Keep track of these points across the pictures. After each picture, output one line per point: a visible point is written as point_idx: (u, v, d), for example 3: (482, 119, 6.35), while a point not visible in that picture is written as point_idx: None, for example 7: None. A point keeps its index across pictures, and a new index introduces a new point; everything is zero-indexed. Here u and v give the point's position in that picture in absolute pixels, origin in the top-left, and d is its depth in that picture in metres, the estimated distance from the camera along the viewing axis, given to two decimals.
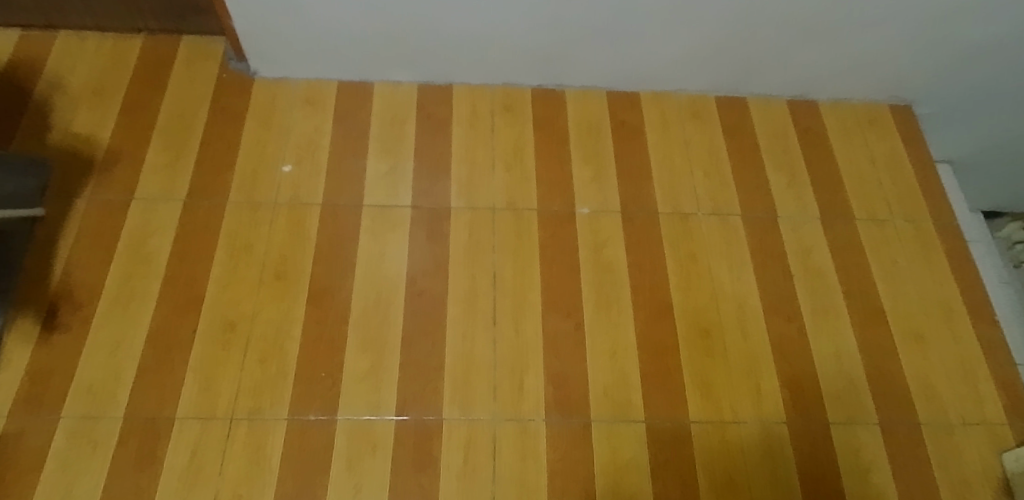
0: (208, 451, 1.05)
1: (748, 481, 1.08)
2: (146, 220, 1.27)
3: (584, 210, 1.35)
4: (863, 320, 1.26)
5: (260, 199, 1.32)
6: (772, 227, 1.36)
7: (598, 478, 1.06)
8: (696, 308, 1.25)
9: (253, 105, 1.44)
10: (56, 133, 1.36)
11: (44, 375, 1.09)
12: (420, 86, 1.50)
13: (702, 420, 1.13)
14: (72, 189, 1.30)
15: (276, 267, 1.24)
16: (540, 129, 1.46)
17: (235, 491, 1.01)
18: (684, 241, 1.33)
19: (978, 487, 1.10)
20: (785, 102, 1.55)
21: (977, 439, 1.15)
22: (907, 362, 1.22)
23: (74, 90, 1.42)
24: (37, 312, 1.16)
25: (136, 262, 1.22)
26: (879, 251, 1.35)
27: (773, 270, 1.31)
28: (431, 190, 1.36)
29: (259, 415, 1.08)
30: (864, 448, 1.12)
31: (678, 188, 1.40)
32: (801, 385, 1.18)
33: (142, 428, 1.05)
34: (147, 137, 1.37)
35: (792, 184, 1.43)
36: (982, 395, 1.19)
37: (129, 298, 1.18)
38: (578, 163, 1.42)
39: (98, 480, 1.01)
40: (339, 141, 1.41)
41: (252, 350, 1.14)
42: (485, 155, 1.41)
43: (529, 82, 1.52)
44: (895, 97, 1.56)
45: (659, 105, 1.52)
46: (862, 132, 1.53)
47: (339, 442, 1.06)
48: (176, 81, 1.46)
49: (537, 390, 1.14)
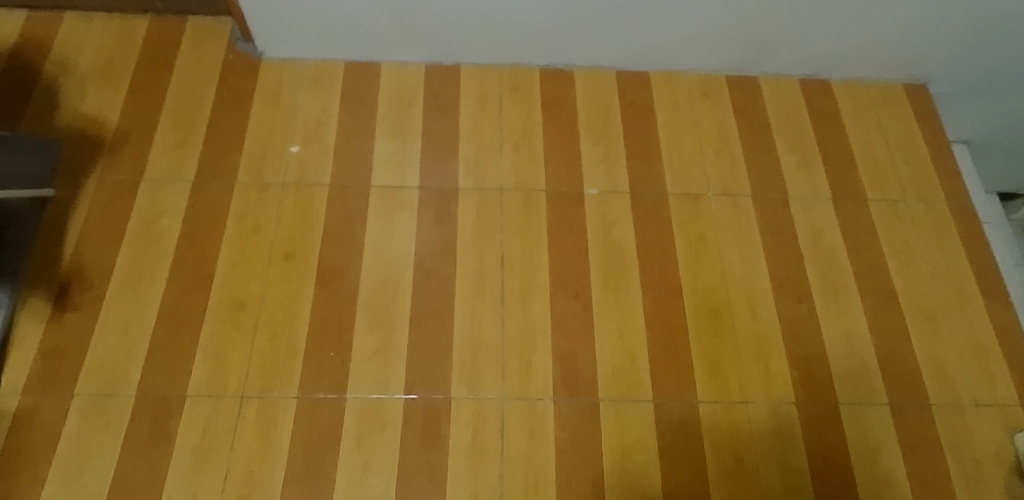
0: (219, 429, 1.06)
1: (756, 461, 1.08)
2: (155, 201, 1.28)
3: (592, 190, 1.34)
4: (875, 301, 1.25)
5: (268, 180, 1.32)
6: (783, 207, 1.35)
7: (607, 457, 1.07)
8: (705, 289, 1.24)
9: (260, 86, 1.44)
10: (65, 114, 1.36)
11: (56, 353, 1.11)
12: (427, 66, 1.49)
13: (711, 400, 1.13)
14: (81, 170, 1.30)
15: (285, 248, 1.24)
16: (549, 109, 1.45)
17: (246, 468, 1.02)
18: (693, 222, 1.32)
19: (989, 468, 1.09)
20: (797, 81, 1.53)
21: (988, 420, 1.14)
22: (918, 343, 1.21)
23: (81, 71, 1.42)
24: (48, 291, 1.17)
25: (146, 242, 1.23)
26: (891, 231, 1.34)
27: (783, 251, 1.30)
28: (439, 170, 1.35)
29: (269, 393, 1.09)
30: (873, 429, 1.12)
31: (688, 169, 1.39)
32: (811, 365, 1.17)
33: (154, 406, 1.07)
34: (155, 118, 1.37)
35: (803, 164, 1.41)
36: (994, 376, 1.18)
37: (139, 278, 1.19)
38: (586, 144, 1.41)
39: (112, 456, 1.02)
40: (346, 122, 1.40)
41: (261, 330, 1.15)
42: (493, 136, 1.40)
43: (536, 62, 1.50)
44: (909, 76, 1.54)
45: (668, 85, 1.50)
46: (876, 112, 1.50)
47: (348, 421, 1.07)
48: (183, 62, 1.45)
49: (545, 369, 1.14)
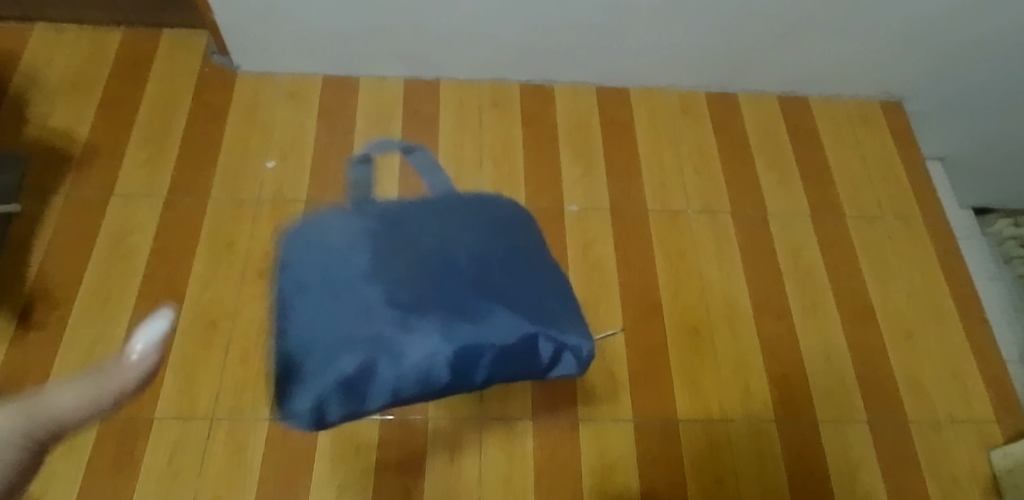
0: (188, 452, 1.02)
1: (736, 481, 1.07)
2: (125, 216, 1.25)
3: (573, 207, 1.34)
4: (853, 318, 1.25)
5: (243, 196, 1.29)
6: (762, 224, 1.35)
7: (586, 479, 1.05)
8: (686, 307, 1.24)
9: (236, 100, 1.42)
10: (33, 127, 1.33)
11: (18, 375, 1.07)
12: (407, 81, 1.48)
13: (691, 419, 1.12)
14: (49, 185, 1.27)
15: (259, 265, 1.22)
16: (529, 125, 1.44)
17: (214, 493, 0.99)
18: (673, 239, 1.31)
19: (967, 486, 1.09)
20: (776, 98, 1.54)
21: (966, 437, 1.14)
22: (896, 360, 1.21)
23: (51, 83, 1.39)
24: (12, 310, 1.13)
25: (115, 259, 1.20)
26: (869, 248, 1.35)
27: (763, 268, 1.30)
28: (418, 186, 1.34)
29: (240, 415, 1.06)
30: (853, 447, 1.11)
31: (668, 185, 1.39)
32: (790, 383, 1.17)
33: (120, 429, 1.03)
34: (127, 132, 1.35)
35: (782, 181, 1.42)
36: (971, 394, 1.19)
37: (107, 297, 1.16)
38: (567, 159, 1.40)
39: (74, 483, 0.98)
40: (324, 136, 1.39)
41: (233, 350, 1.12)
42: (473, 152, 1.39)
43: (517, 77, 1.50)
44: (885, 94, 1.56)
45: (649, 101, 1.51)
46: (853, 129, 1.52)
47: (322, 443, 1.04)
48: (157, 75, 1.43)
49: (525, 389, 1.12)
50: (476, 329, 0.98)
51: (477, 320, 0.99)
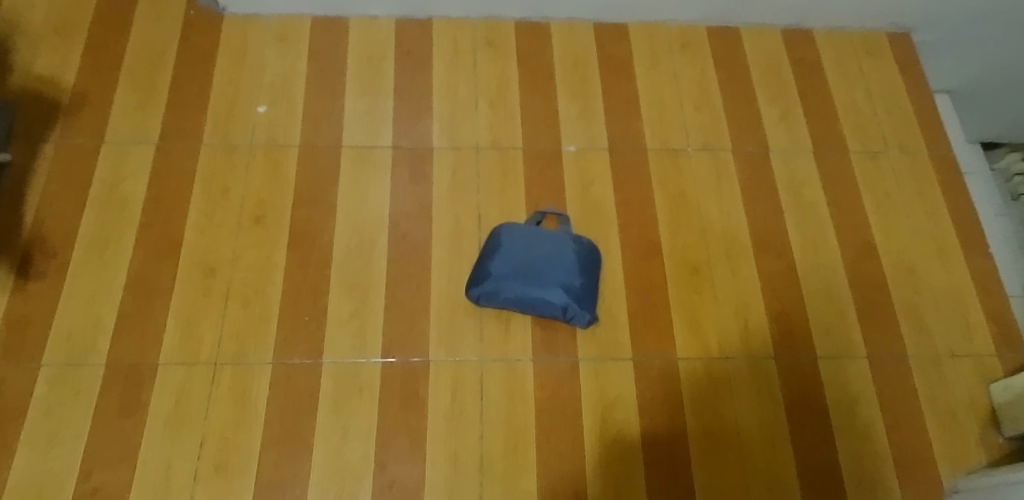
0: (194, 395, 1.04)
1: (736, 416, 1.08)
2: (118, 165, 1.23)
3: (571, 147, 1.31)
4: (854, 254, 1.24)
5: (236, 141, 1.27)
6: (764, 161, 1.33)
7: (586, 416, 1.06)
8: (686, 246, 1.23)
9: (224, 44, 1.38)
10: (18, 76, 1.30)
11: (21, 323, 1.07)
12: (398, 20, 1.44)
13: (690, 357, 1.12)
14: (39, 134, 1.25)
15: (255, 212, 1.21)
16: (525, 64, 1.40)
17: (221, 435, 1.01)
18: (673, 178, 1.29)
19: (964, 417, 1.10)
20: (779, 31, 1.50)
21: (965, 370, 1.14)
22: (897, 295, 1.21)
23: (33, 30, 1.35)
24: (11, 260, 1.13)
25: (110, 208, 1.19)
26: (872, 184, 1.32)
27: (764, 206, 1.28)
28: (413, 129, 1.32)
29: (243, 359, 1.07)
30: (852, 381, 1.12)
31: (668, 123, 1.36)
32: (790, 319, 1.17)
33: (125, 374, 1.04)
34: (114, 79, 1.32)
35: (785, 117, 1.38)
36: (972, 327, 1.19)
37: (104, 245, 1.15)
38: (564, 99, 1.37)
39: (83, 426, 1.00)
40: (315, 80, 1.36)
41: (233, 296, 1.12)
42: (468, 93, 1.36)
43: (512, 14, 1.45)
44: (892, 24, 1.51)
45: (648, 36, 1.46)
46: (859, 62, 1.47)
47: (325, 386, 1.06)
48: (142, 20, 1.39)
49: (524, 330, 1.13)
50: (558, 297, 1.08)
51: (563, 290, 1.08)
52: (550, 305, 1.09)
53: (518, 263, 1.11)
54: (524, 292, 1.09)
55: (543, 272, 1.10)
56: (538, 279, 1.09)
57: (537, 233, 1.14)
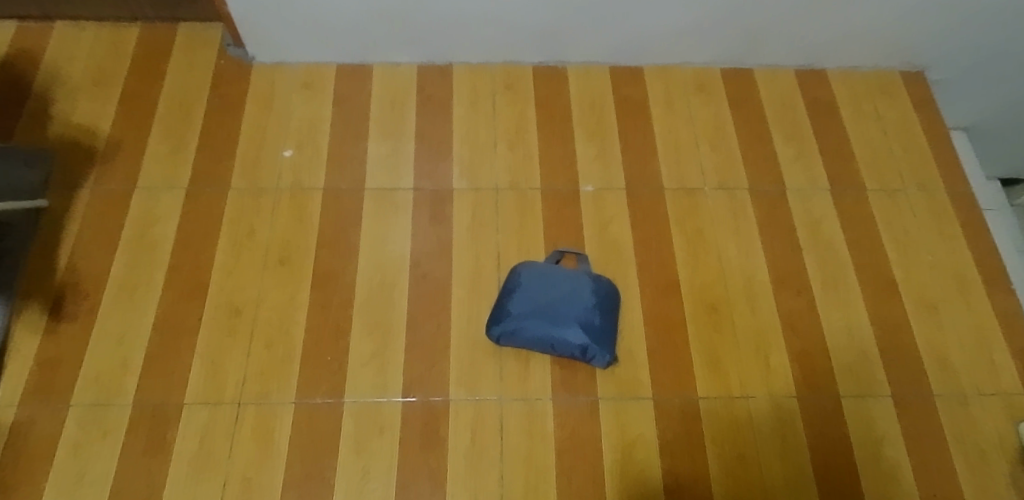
0: (217, 435, 1.05)
1: (759, 459, 1.07)
2: (150, 208, 1.28)
3: (589, 188, 1.33)
4: (874, 292, 1.24)
5: (262, 185, 1.31)
6: (780, 199, 1.34)
7: (607, 457, 1.05)
8: (704, 284, 1.23)
9: (252, 91, 1.44)
10: (58, 124, 1.36)
11: (52, 364, 1.10)
12: (420, 67, 1.49)
13: (712, 396, 1.12)
14: (76, 180, 1.30)
15: (280, 253, 1.24)
16: (543, 107, 1.44)
17: (244, 475, 1.02)
18: (690, 216, 1.31)
19: (994, 457, 1.08)
20: (793, 71, 1.52)
21: (992, 409, 1.12)
22: (920, 333, 1.19)
23: (73, 80, 1.43)
24: (44, 302, 1.16)
25: (140, 252, 1.23)
26: (890, 221, 1.33)
27: (781, 244, 1.28)
28: (434, 171, 1.35)
29: (266, 398, 1.08)
30: (877, 421, 1.10)
31: (683, 163, 1.38)
32: (812, 358, 1.16)
33: (152, 414, 1.06)
34: (148, 126, 1.37)
35: (800, 156, 1.40)
36: (998, 365, 1.17)
37: (135, 286, 1.19)
38: (581, 140, 1.40)
39: (110, 466, 1.01)
40: (339, 124, 1.40)
41: (258, 335, 1.15)
42: (488, 135, 1.40)
43: (530, 59, 1.50)
44: (906, 64, 1.53)
45: (663, 78, 1.50)
46: (873, 101, 1.49)
47: (346, 425, 1.06)
48: (175, 69, 1.46)
49: (543, 369, 1.13)
50: (576, 337, 1.09)
51: (581, 330, 1.09)
52: (570, 345, 1.10)
53: (539, 303, 1.12)
54: (542, 331, 1.10)
55: (563, 312, 1.11)
56: (557, 319, 1.10)
57: (557, 272, 1.15)
